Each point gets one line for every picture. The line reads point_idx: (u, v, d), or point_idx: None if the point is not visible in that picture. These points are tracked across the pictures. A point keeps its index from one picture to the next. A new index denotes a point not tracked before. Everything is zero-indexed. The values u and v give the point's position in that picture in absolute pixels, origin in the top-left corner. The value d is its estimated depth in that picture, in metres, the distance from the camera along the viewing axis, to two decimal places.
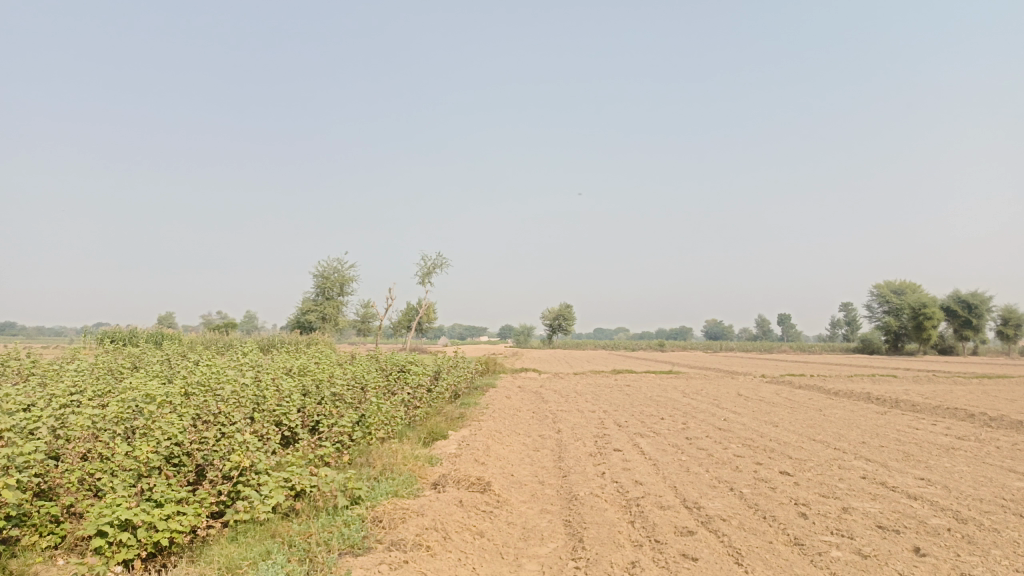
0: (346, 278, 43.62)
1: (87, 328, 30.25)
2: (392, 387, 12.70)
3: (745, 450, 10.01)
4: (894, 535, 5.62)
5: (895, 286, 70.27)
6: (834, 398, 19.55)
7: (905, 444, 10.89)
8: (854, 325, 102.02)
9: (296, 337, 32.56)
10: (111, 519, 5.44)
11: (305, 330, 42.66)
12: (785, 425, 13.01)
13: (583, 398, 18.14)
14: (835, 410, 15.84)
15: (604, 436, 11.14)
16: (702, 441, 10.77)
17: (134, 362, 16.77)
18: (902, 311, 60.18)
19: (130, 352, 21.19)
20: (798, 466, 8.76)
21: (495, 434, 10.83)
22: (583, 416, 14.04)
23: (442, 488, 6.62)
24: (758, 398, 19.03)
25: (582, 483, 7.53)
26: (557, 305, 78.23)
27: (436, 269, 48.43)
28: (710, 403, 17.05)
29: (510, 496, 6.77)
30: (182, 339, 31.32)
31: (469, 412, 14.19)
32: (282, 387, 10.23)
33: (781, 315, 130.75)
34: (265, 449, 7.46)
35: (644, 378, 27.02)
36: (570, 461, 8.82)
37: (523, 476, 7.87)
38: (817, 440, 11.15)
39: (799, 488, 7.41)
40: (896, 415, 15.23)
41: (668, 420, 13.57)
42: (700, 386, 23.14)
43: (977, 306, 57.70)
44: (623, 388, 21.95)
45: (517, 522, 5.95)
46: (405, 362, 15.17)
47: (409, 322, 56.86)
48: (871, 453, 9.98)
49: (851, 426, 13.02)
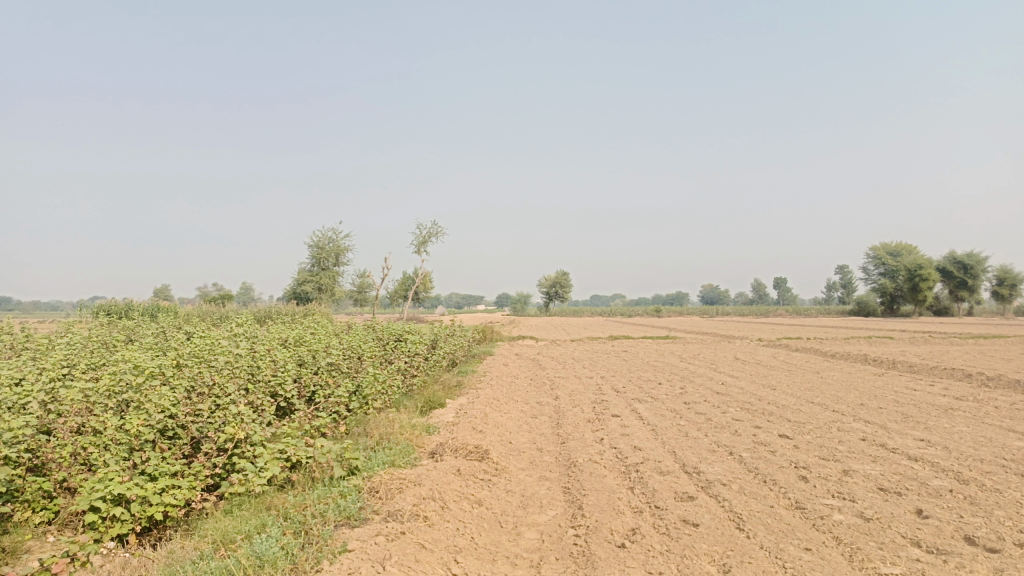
0: (342, 248, 43.39)
1: (83, 302, 30.07)
2: (389, 357, 12.62)
3: (744, 414, 9.97)
4: (896, 498, 5.57)
5: (891, 248, 70.25)
6: (832, 360, 19.56)
7: (904, 406, 10.88)
8: (850, 288, 102.19)
9: (293, 308, 32.45)
10: (104, 494, 5.37)
11: (301, 300, 42.55)
12: (783, 388, 12.99)
13: (580, 364, 18.12)
14: (833, 373, 15.85)
15: (603, 402, 11.10)
16: (700, 406, 10.74)
17: (129, 335, 16.66)
18: (899, 273, 60.23)
19: (126, 326, 21.08)
20: (797, 429, 8.73)
21: (492, 402, 10.78)
22: (581, 382, 14.01)
23: (439, 457, 6.55)
24: (755, 362, 19.03)
25: (581, 449, 7.47)
26: (554, 273, 78.10)
27: (432, 237, 48.19)
28: (708, 368, 17.04)
29: (508, 464, 6.71)
30: (178, 311, 31.19)
31: (466, 380, 14.15)
32: (277, 357, 10.14)
33: (778, 279, 130.93)
34: (260, 421, 7.38)
35: (641, 344, 27.03)
36: (568, 427, 8.77)
37: (521, 444, 7.81)
38: (816, 403, 11.13)
39: (799, 451, 7.36)
40: (894, 376, 15.25)
41: (666, 385, 13.55)
42: (698, 351, 23.16)
43: (972, 267, 57.73)
44: (621, 353, 21.96)
45: (515, 490, 5.89)
46: (401, 331, 15.08)
47: (405, 291, 56.75)
48: (870, 415, 9.95)
49: (849, 388, 13.01)
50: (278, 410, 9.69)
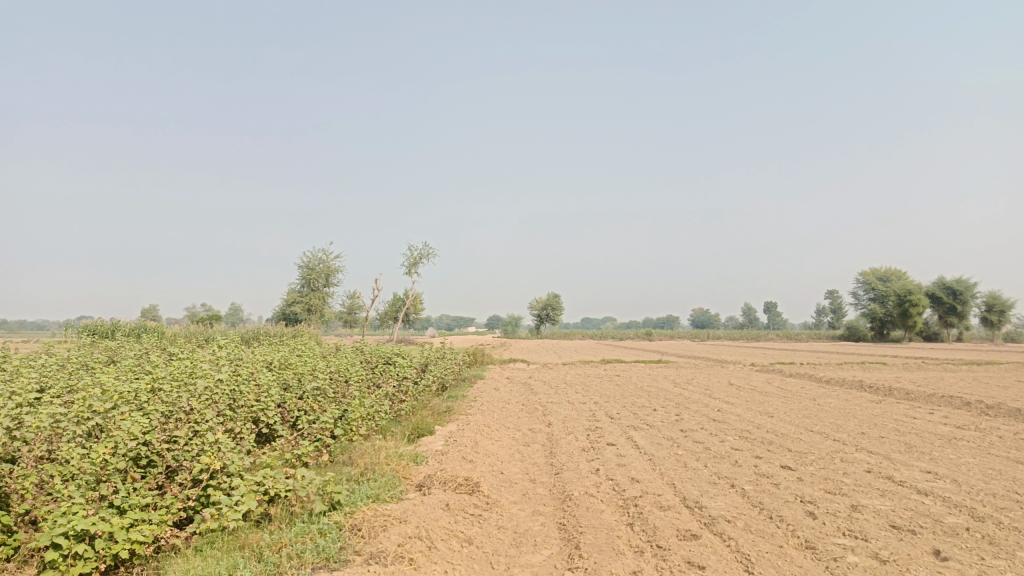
0: (332, 270, 43.07)
1: (69, 321, 29.60)
2: (378, 381, 12.26)
3: (743, 443, 9.66)
4: (911, 537, 5.26)
5: (881, 274, 70.56)
6: (827, 386, 19.31)
7: (906, 435, 10.60)
8: (839, 313, 102.41)
9: (281, 329, 32.04)
10: (66, 529, 5.00)
11: (290, 321, 42.10)
12: (781, 416, 12.69)
13: (573, 389, 17.79)
14: (830, 399, 15.59)
15: (597, 429, 10.76)
16: (698, 434, 10.42)
17: (111, 357, 16.25)
18: (888, 299, 60.34)
19: (110, 346, 20.65)
20: (799, 460, 8.42)
21: (483, 429, 10.43)
22: (574, 408, 13.68)
23: (427, 490, 6.19)
24: (750, 387, 18.74)
25: (576, 481, 7.12)
26: (546, 295, 77.86)
27: (423, 259, 47.94)
28: (703, 394, 16.73)
29: (500, 498, 6.35)
30: (165, 331, 30.73)
31: (457, 406, 13.80)
32: (260, 381, 9.78)
33: (768, 303, 131.20)
34: (238, 450, 7.01)
35: (633, 368, 26.74)
36: (562, 457, 8.43)
37: (513, 474, 7.46)
38: (816, 431, 10.83)
39: (804, 484, 7.05)
40: (891, 404, 14.98)
41: (661, 412, 13.24)
42: (691, 376, 22.90)
43: (962, 292, 57.91)
44: (614, 378, 21.68)
45: (508, 526, 5.55)
46: (391, 354, 14.73)
47: (396, 313, 56.35)
48: (872, 444, 9.66)
49: (847, 416, 12.72)
50: (260, 437, 9.31)
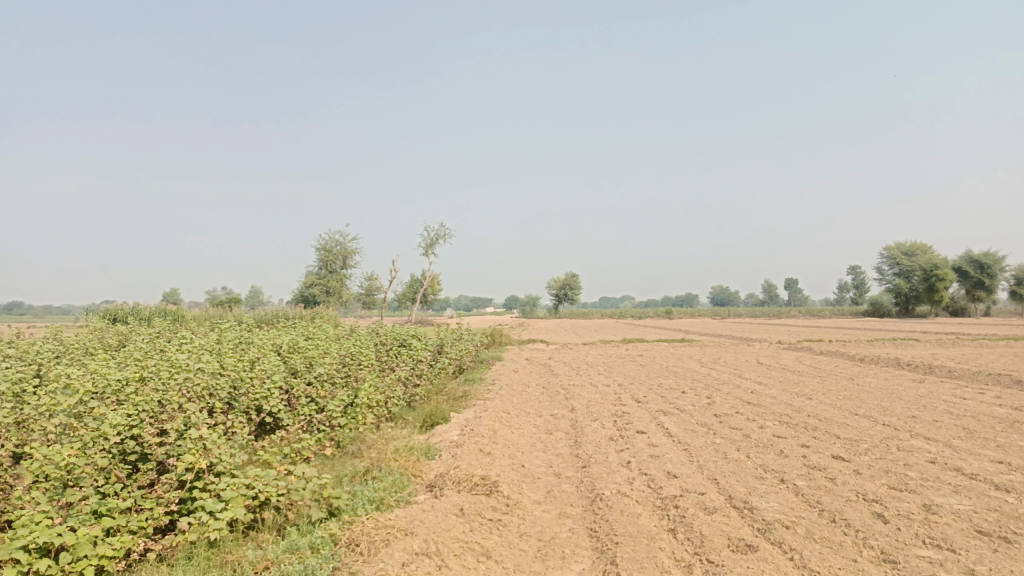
0: (349, 251, 42.52)
1: (90, 306, 29.35)
2: (391, 365, 11.59)
3: (785, 429, 8.87)
4: (1008, 547, 4.46)
5: (906, 248, 68.79)
6: (861, 365, 18.35)
7: (961, 419, 9.72)
8: (862, 289, 100.41)
9: (299, 311, 31.58)
10: (25, 542, 4.35)
11: (308, 303, 41.66)
12: (820, 398, 11.84)
13: (595, 370, 17.04)
14: (868, 379, 14.71)
15: (624, 415, 10.01)
16: (734, 419, 9.63)
17: (119, 342, 15.74)
18: (914, 273, 58.76)
19: (123, 330, 20.22)
20: (851, 449, 7.61)
21: (502, 416, 9.73)
22: (598, 391, 12.95)
23: (439, 492, 5.47)
24: (781, 367, 17.89)
25: (606, 477, 6.38)
26: (564, 274, 76.87)
27: (439, 239, 47.20)
28: (733, 374, 15.89)
29: (521, 498, 5.62)
30: (185, 315, 30.26)
31: (474, 390, 13.12)
32: (264, 367, 9.15)
33: (788, 280, 129.56)
34: (232, 445, 6.36)
35: (656, 347, 25.95)
36: (589, 448, 7.68)
37: (535, 469, 6.75)
38: (862, 416, 10.00)
39: (864, 480, 6.25)
40: (935, 384, 14.04)
41: (690, 394, 12.47)
42: (716, 355, 22.04)
43: (991, 266, 56.24)
44: (637, 358, 20.94)
45: (532, 533, 4.83)
46: (407, 336, 14.07)
47: (413, 295, 55.72)
48: (928, 430, 8.82)
49: (891, 398, 11.82)
50: (263, 426, 8.68)
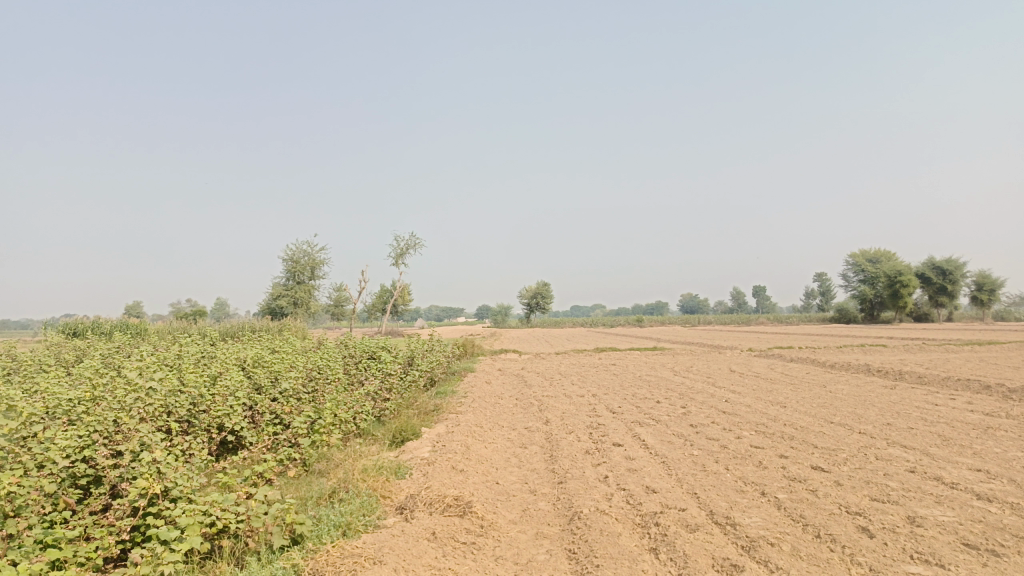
0: (317, 262, 41.93)
1: (48, 320, 28.46)
2: (360, 379, 11.28)
3: (763, 439, 8.74)
4: (997, 561, 4.34)
5: (870, 255, 70.02)
6: (832, 372, 18.42)
7: (936, 425, 9.69)
8: (828, 295, 101.99)
9: (266, 323, 30.97)
10: None
11: (276, 315, 40.93)
12: (794, 406, 11.78)
13: (568, 381, 16.85)
14: (841, 386, 14.73)
15: (599, 427, 9.82)
16: (711, 430, 9.49)
17: (77, 358, 15.17)
18: (879, 280, 59.76)
19: (82, 345, 19.55)
20: (830, 459, 7.49)
21: (474, 430, 9.48)
22: (572, 402, 12.76)
23: (410, 515, 5.21)
24: (753, 375, 17.87)
25: (584, 493, 6.17)
26: (534, 283, 76.79)
27: (409, 250, 46.83)
28: (706, 383, 15.81)
29: (495, 518, 5.38)
30: (148, 329, 29.49)
31: (446, 403, 12.85)
32: (226, 383, 8.79)
33: (756, 287, 131.16)
34: (190, 468, 6.03)
35: (628, 356, 25.87)
36: (565, 462, 7.47)
37: (510, 486, 6.51)
38: (837, 424, 9.92)
39: (846, 491, 6.12)
40: (906, 390, 14.09)
41: (665, 404, 12.33)
42: (689, 364, 22.03)
43: (952, 272, 57.44)
44: (610, 368, 20.85)
45: (508, 556, 4.60)
46: (376, 348, 13.75)
47: (383, 305, 55.17)
48: (904, 438, 8.76)
49: (864, 405, 11.80)
50: (225, 445, 8.32)
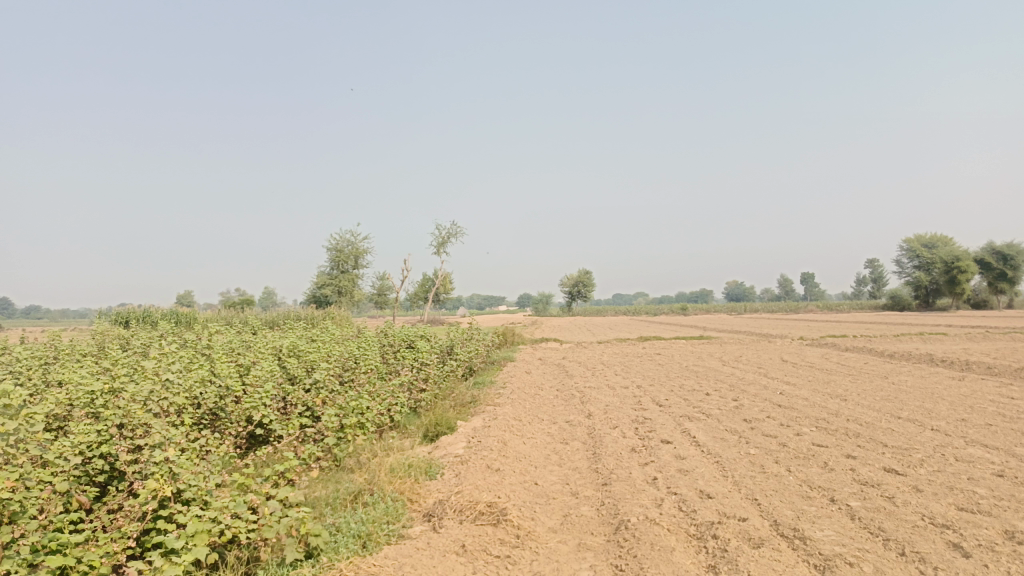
0: (360, 251, 41.92)
1: (101, 310, 28.91)
2: (396, 369, 10.89)
3: (825, 436, 8.06)
4: None
5: (926, 240, 67.40)
6: (893, 362, 17.45)
7: (1018, 422, 8.83)
8: (880, 282, 98.83)
9: (310, 312, 31.01)
10: None
11: (320, 304, 41.09)
12: (855, 399, 11.00)
13: (611, 371, 16.23)
14: (903, 378, 13.83)
15: (645, 421, 9.22)
16: (767, 425, 8.82)
17: (119, 345, 15.14)
18: (935, 266, 57.39)
19: (129, 334, 19.63)
20: (904, 460, 6.79)
21: (513, 423, 9.00)
22: (616, 394, 12.17)
23: (438, 524, 4.74)
24: (807, 365, 16.97)
25: (630, 497, 5.63)
26: (576, 271, 75.77)
27: (450, 238, 46.55)
28: (758, 374, 15.02)
29: (532, 526, 4.87)
30: (196, 317, 29.78)
31: (484, 394, 12.41)
32: (256, 373, 8.46)
33: (804, 275, 127.97)
34: (208, 467, 5.66)
35: (673, 345, 25.09)
36: (610, 461, 6.91)
37: (549, 487, 6.02)
38: (907, 419, 9.14)
39: (928, 499, 5.44)
40: (977, 382, 13.11)
41: (715, 397, 11.67)
42: (738, 353, 21.20)
43: (1013, 257, 54.86)
44: (655, 357, 20.18)
45: (546, 572, 4.09)
46: (415, 337, 13.36)
47: (426, 294, 54.94)
48: (984, 436, 7.97)
49: (933, 399, 10.93)
50: (255, 439, 8.00)
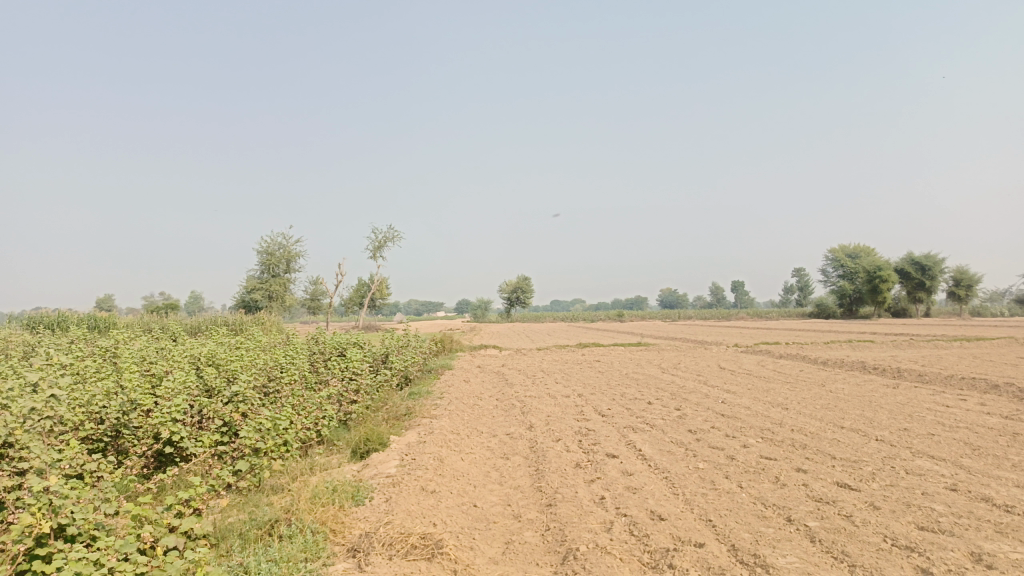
0: (293, 254, 40.59)
1: (8, 314, 26.89)
2: (326, 379, 10.22)
3: (773, 448, 7.82)
4: None
5: (850, 250, 69.95)
6: (827, 369, 17.62)
7: (958, 431, 8.80)
8: (807, 290, 102.12)
9: (239, 317, 29.72)
10: None
11: (250, 309, 39.50)
12: (797, 408, 10.90)
13: (551, 379, 15.86)
14: (839, 385, 13.88)
15: (588, 433, 8.83)
16: (713, 436, 8.54)
17: (23, 352, 13.90)
18: (858, 275, 59.46)
19: (37, 340, 18.17)
20: (856, 474, 6.58)
21: (450, 437, 8.48)
22: (557, 403, 11.77)
23: (364, 561, 4.19)
24: (744, 372, 17.00)
25: (578, 520, 5.19)
26: (514, 277, 75.48)
27: (387, 242, 45.59)
28: (698, 381, 14.88)
29: (471, 558, 4.38)
30: (115, 322, 28.04)
31: (420, 405, 11.84)
32: (168, 384, 7.68)
33: (735, 283, 131.28)
34: (102, 495, 4.94)
35: (612, 352, 24.95)
36: (554, 478, 6.47)
37: (489, 510, 5.52)
38: (851, 429, 9.01)
39: (887, 518, 5.18)
40: (910, 389, 13.24)
41: (657, 406, 11.40)
42: (676, 360, 21.17)
43: (930, 267, 57.35)
44: (594, 364, 19.94)
45: None
46: (347, 343, 12.68)
47: (362, 299, 53.75)
48: (929, 446, 7.87)
49: (872, 407, 10.90)
50: (165, 458, 7.22)
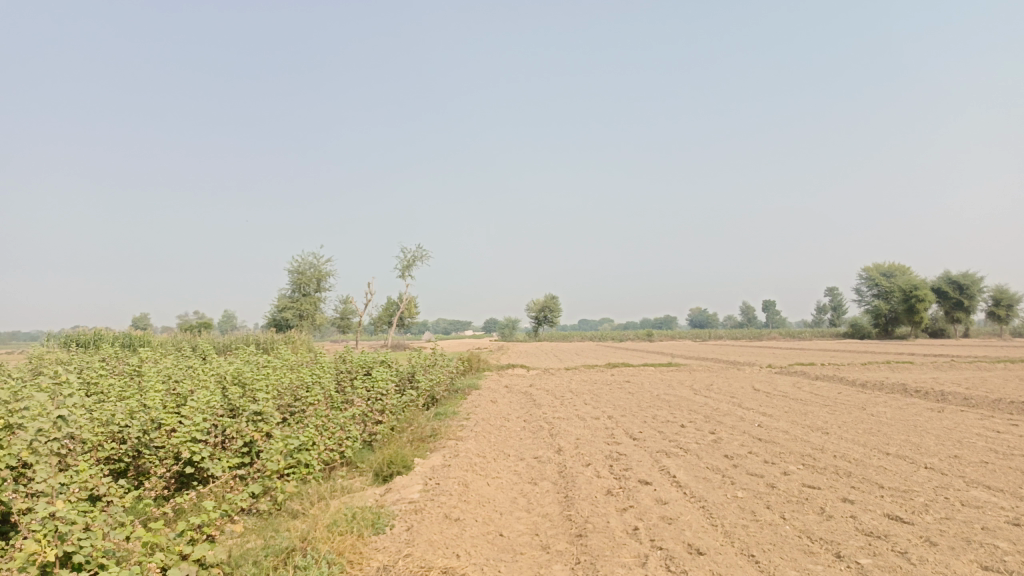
0: (323, 273, 40.83)
1: (48, 332, 27.31)
2: (350, 398, 10.02)
3: (815, 476, 7.42)
4: None
5: (885, 269, 68.46)
6: (866, 392, 17.00)
7: (1013, 459, 8.29)
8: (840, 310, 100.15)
9: (270, 335, 29.83)
10: None
11: (280, 327, 39.70)
12: (838, 433, 10.43)
13: (581, 400, 15.51)
14: (881, 409, 13.34)
15: (620, 457, 8.48)
16: (751, 462, 8.15)
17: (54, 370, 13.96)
18: (894, 295, 58.07)
19: (70, 358, 18.31)
20: (907, 505, 6.17)
21: (476, 461, 8.20)
22: (587, 426, 11.43)
23: None
24: (780, 394, 16.45)
25: (610, 553, 4.88)
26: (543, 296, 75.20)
27: (415, 262, 45.64)
28: (732, 403, 14.43)
29: None
30: (149, 341, 28.29)
31: (447, 427, 11.59)
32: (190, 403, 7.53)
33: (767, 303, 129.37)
34: (114, 519, 4.76)
35: (642, 373, 24.48)
36: (584, 506, 6.16)
37: (516, 540, 5.23)
38: (897, 456, 8.55)
39: (945, 555, 4.79)
40: (957, 414, 12.65)
41: (691, 429, 11.01)
42: (708, 381, 20.67)
43: (969, 286, 55.79)
44: (624, 385, 19.52)
45: None
46: (373, 362, 12.49)
47: (390, 318, 53.80)
48: (983, 476, 7.40)
49: (918, 433, 10.39)
50: (184, 480, 7.05)
